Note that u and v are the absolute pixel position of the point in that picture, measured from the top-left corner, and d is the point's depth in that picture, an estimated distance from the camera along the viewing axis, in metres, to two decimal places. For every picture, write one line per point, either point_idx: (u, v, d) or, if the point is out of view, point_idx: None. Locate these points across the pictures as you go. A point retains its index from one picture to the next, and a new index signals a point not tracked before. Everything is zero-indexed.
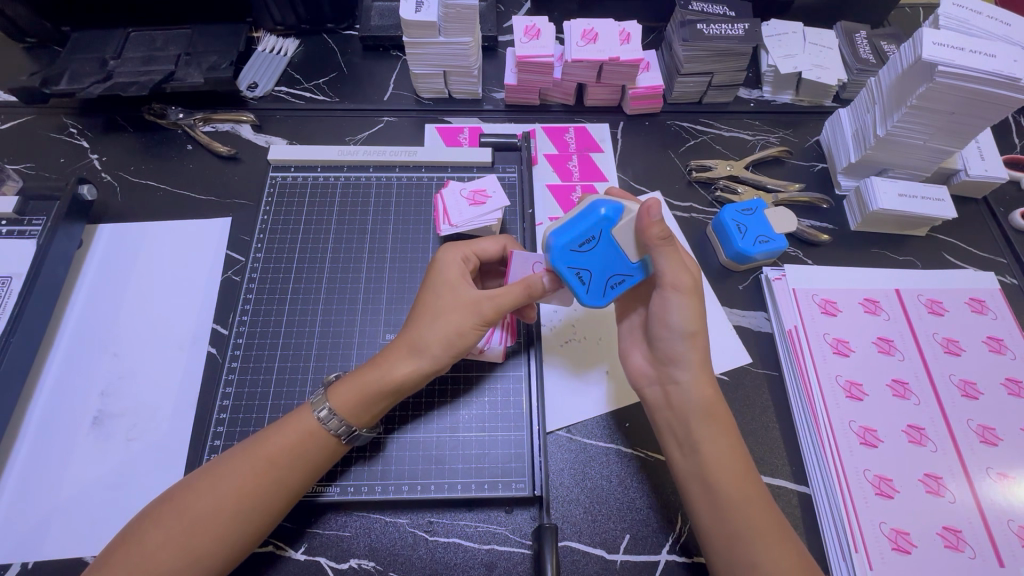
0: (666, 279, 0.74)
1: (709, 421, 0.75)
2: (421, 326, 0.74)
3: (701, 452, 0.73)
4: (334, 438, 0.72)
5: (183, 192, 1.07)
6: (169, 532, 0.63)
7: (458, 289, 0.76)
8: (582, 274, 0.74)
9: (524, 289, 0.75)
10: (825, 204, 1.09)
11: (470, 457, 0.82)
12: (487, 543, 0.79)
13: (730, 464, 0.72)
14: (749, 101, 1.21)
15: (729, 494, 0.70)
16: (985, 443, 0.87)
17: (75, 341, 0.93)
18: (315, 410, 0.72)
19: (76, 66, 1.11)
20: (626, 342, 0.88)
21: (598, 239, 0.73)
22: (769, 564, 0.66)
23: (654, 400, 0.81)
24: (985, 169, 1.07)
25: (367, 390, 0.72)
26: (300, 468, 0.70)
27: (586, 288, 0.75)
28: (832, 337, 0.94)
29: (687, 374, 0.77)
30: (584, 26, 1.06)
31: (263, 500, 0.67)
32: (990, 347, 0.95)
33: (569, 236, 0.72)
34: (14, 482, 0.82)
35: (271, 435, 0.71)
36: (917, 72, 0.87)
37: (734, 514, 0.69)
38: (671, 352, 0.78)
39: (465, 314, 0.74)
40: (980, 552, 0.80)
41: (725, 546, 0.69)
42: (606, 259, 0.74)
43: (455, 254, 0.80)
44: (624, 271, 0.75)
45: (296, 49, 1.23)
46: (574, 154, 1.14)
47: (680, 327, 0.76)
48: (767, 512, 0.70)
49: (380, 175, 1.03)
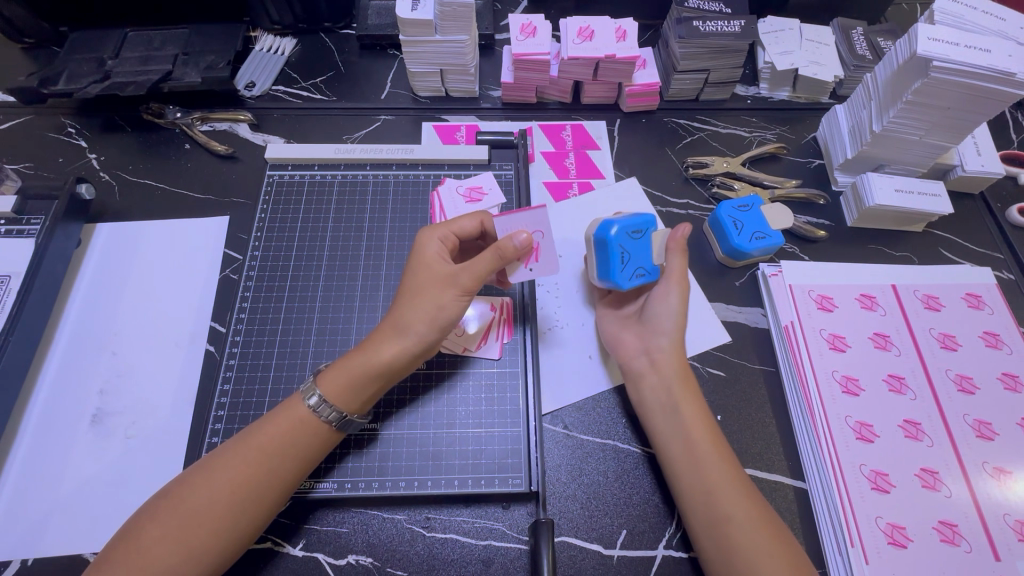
0: (676, 272, 0.87)
1: (686, 384, 0.81)
2: (403, 307, 0.75)
3: (680, 411, 0.78)
4: (327, 425, 0.72)
5: (181, 191, 1.07)
6: (164, 527, 0.64)
7: (435, 267, 0.77)
8: (623, 256, 0.87)
9: (496, 252, 0.74)
10: (821, 200, 1.09)
11: (467, 453, 0.82)
12: (484, 538, 0.79)
13: (702, 424, 0.78)
14: (746, 98, 1.21)
15: (708, 460, 0.74)
16: (981, 438, 0.87)
17: (75, 339, 0.94)
18: (305, 399, 0.72)
19: (74, 66, 1.11)
20: (611, 330, 0.92)
21: (644, 233, 0.88)
22: (738, 514, 0.70)
23: (641, 370, 0.85)
24: (981, 164, 1.07)
25: (354, 374, 0.72)
26: (293, 459, 0.70)
27: (620, 269, 0.87)
28: (829, 332, 0.94)
29: (669, 341, 0.84)
30: (579, 25, 1.06)
31: (259, 490, 0.68)
32: (986, 342, 0.95)
33: (626, 222, 0.87)
34: (14, 478, 0.83)
35: (264, 427, 0.71)
36: (911, 67, 0.87)
37: (704, 466, 0.74)
38: (657, 325, 0.86)
39: (444, 290, 0.75)
40: (976, 546, 0.80)
41: (699, 499, 0.72)
42: (641, 253, 0.89)
43: (430, 238, 0.79)
44: (650, 269, 0.89)
45: (293, 49, 1.24)
46: (571, 152, 1.14)
47: (674, 307, 0.85)
48: (742, 482, 0.73)
49: (376, 173, 1.03)
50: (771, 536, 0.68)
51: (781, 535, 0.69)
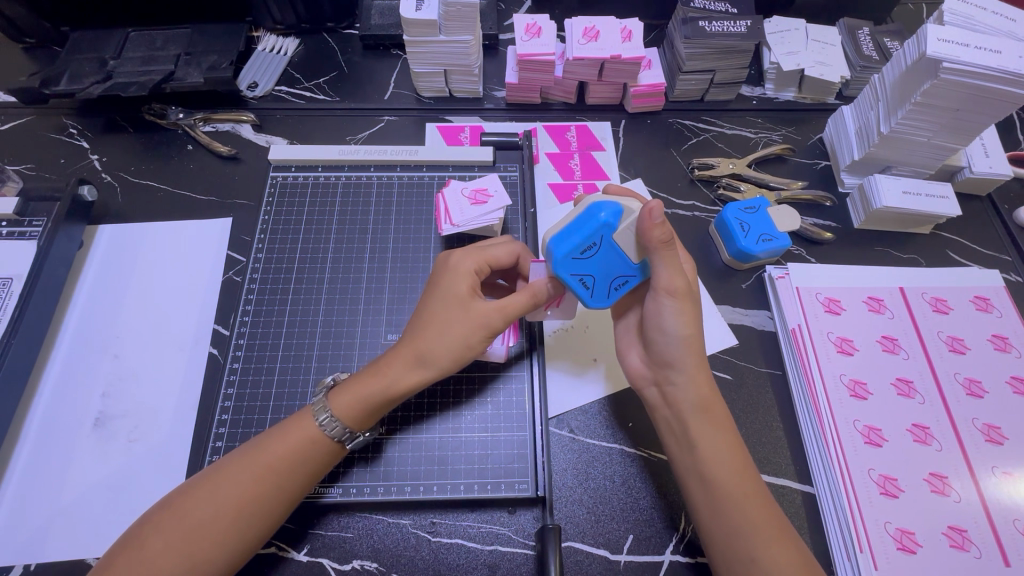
0: (661, 283, 0.74)
1: (708, 418, 0.76)
2: (428, 336, 0.73)
3: (701, 450, 0.74)
4: (336, 442, 0.72)
5: (183, 192, 1.07)
6: (169, 538, 0.63)
7: (468, 300, 0.75)
8: (586, 280, 0.76)
9: (530, 300, 0.77)
10: (828, 201, 1.08)
11: (473, 458, 0.81)
12: (490, 543, 0.79)
13: (725, 462, 0.73)
14: (751, 98, 1.21)
15: (732, 499, 0.71)
16: (990, 442, 0.86)
17: (77, 342, 0.93)
18: (315, 416, 0.71)
19: (76, 66, 1.11)
20: (623, 342, 0.87)
21: (598, 246, 0.74)
22: (765, 557, 0.67)
23: (655, 401, 0.81)
24: (989, 166, 1.06)
25: (369, 400, 0.72)
26: (300, 474, 0.69)
27: (590, 292, 0.78)
28: (836, 335, 0.94)
29: (682, 375, 0.77)
30: (584, 25, 1.06)
31: (266, 505, 0.67)
32: (994, 345, 0.94)
33: (571, 246, 0.73)
34: (15, 483, 0.82)
35: (271, 442, 0.70)
36: (921, 68, 0.87)
37: (729, 506, 0.70)
38: (666, 355, 0.78)
39: (475, 326, 0.74)
40: (986, 552, 0.79)
41: (722, 537, 0.70)
42: (608, 262, 0.75)
43: (469, 262, 0.78)
44: (627, 273, 0.77)
45: (295, 49, 1.23)
46: (576, 153, 1.14)
47: (675, 332, 0.76)
48: (766, 507, 0.71)
49: (380, 174, 1.03)
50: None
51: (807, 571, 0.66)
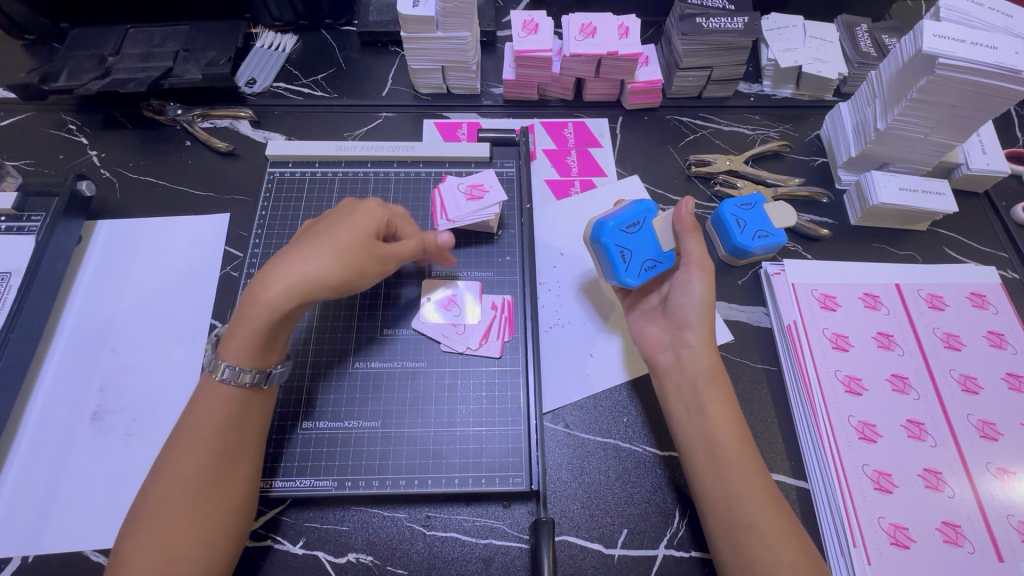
0: (694, 257, 0.82)
1: (716, 384, 0.78)
2: (323, 262, 0.71)
3: (708, 415, 0.76)
4: (251, 388, 0.71)
5: (182, 188, 1.07)
6: (145, 537, 0.63)
7: (368, 234, 0.75)
8: (624, 253, 0.85)
9: (421, 247, 0.82)
10: (824, 198, 1.08)
11: (468, 452, 0.82)
12: (484, 537, 0.79)
13: (730, 428, 0.75)
14: (749, 95, 1.21)
15: (731, 469, 0.72)
16: (985, 439, 0.86)
17: (76, 336, 0.94)
18: (217, 374, 0.70)
19: (74, 63, 1.11)
20: (639, 323, 0.89)
21: (641, 225, 0.86)
22: (762, 524, 0.68)
23: (667, 365, 0.82)
24: (986, 162, 1.06)
25: (256, 335, 0.70)
26: (235, 436, 0.69)
27: (625, 266, 0.84)
28: (832, 331, 0.94)
29: (697, 336, 0.80)
30: (581, 21, 1.06)
31: (221, 469, 0.68)
32: (991, 342, 0.94)
33: (619, 218, 0.85)
34: (14, 476, 0.83)
35: (193, 417, 0.69)
36: (918, 64, 0.86)
37: (731, 474, 0.72)
38: (686, 319, 0.81)
39: (362, 262, 0.74)
40: (980, 548, 0.79)
41: (719, 517, 0.71)
42: (644, 243, 0.86)
43: (377, 206, 0.79)
44: (658, 258, 0.85)
45: (293, 45, 1.23)
46: (573, 149, 1.14)
47: (699, 298, 0.81)
48: (762, 480, 0.72)
49: (377, 170, 1.03)
50: (788, 543, 0.67)
51: (798, 542, 0.67)
